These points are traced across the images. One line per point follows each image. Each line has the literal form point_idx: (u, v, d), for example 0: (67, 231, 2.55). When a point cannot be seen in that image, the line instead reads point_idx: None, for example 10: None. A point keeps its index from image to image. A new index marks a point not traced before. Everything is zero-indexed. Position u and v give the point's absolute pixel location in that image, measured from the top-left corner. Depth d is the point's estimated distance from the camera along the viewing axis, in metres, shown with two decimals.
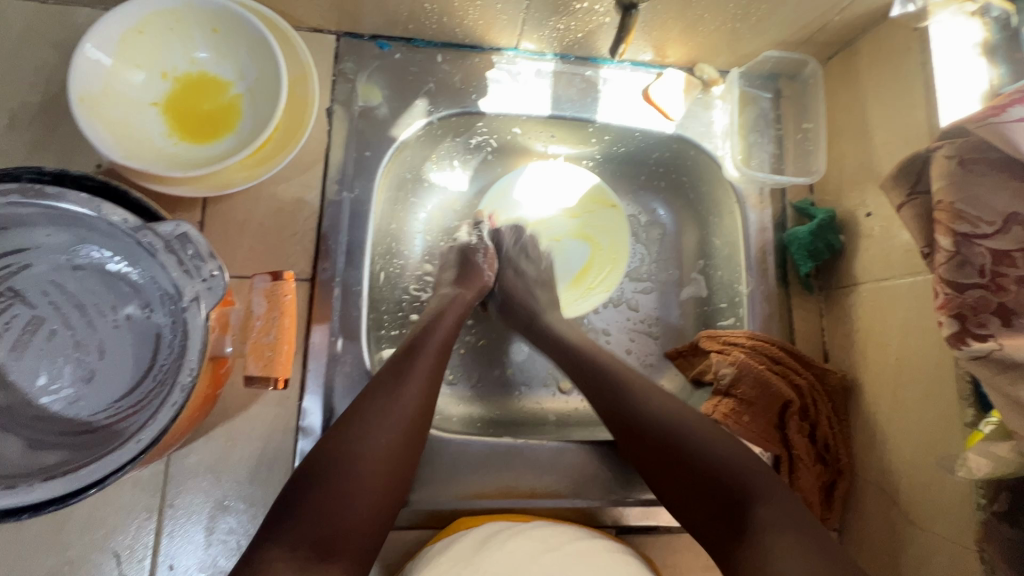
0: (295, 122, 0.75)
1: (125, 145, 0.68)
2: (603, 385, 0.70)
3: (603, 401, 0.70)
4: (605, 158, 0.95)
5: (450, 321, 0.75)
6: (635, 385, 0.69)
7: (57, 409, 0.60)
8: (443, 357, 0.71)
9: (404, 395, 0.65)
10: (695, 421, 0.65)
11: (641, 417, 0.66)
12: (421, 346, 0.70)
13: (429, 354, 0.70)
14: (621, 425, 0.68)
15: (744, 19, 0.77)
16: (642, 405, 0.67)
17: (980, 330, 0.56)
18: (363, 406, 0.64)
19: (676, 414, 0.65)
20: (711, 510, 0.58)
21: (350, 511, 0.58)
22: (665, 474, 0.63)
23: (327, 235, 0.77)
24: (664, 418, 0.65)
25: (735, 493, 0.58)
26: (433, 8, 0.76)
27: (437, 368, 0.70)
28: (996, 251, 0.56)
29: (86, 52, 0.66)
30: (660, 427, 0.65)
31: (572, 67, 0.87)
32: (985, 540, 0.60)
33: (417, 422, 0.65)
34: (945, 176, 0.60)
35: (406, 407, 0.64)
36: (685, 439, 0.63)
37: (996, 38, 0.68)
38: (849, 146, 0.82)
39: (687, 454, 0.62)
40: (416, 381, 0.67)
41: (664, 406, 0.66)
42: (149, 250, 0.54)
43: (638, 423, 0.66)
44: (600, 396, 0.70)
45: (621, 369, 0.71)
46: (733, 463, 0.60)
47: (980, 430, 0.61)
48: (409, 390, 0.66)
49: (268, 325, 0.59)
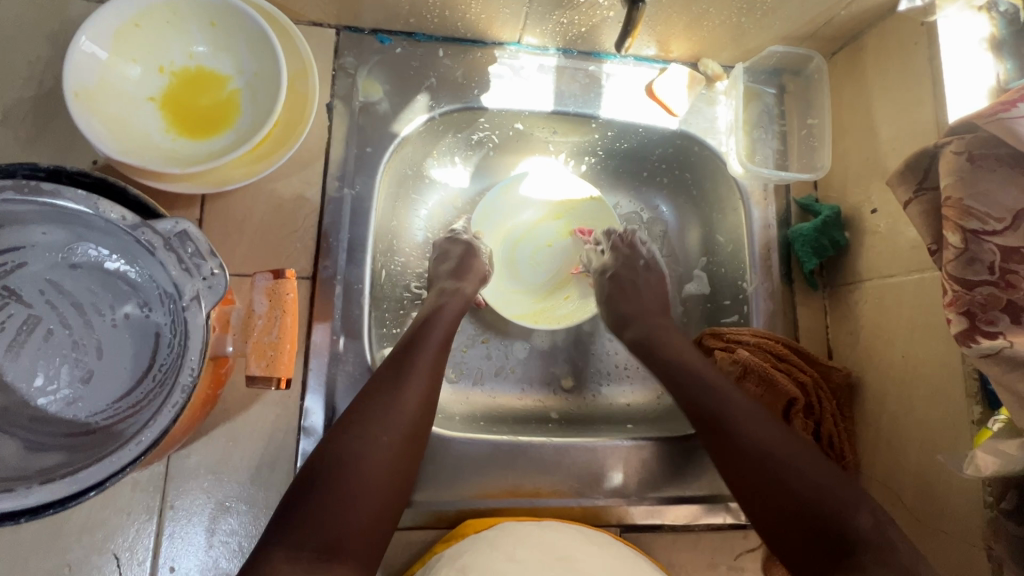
0: (295, 118, 0.74)
1: (121, 140, 0.67)
2: (709, 411, 0.67)
3: (706, 426, 0.67)
4: (607, 154, 0.94)
5: (454, 319, 0.74)
6: (743, 413, 0.66)
7: (54, 410, 0.59)
8: (444, 352, 0.71)
9: (407, 392, 0.64)
10: (811, 457, 0.61)
11: (738, 442, 0.64)
12: (420, 342, 0.70)
13: (430, 350, 0.69)
14: (725, 450, 0.65)
15: (750, 13, 0.76)
16: (750, 435, 0.63)
17: (989, 327, 0.56)
18: (364, 404, 0.63)
19: (790, 449, 0.62)
20: (823, 554, 0.55)
21: (356, 510, 0.57)
22: (768, 508, 0.60)
23: (328, 233, 0.76)
24: (773, 451, 0.62)
25: (850, 538, 0.54)
26: (434, 2, 0.75)
27: (438, 364, 0.69)
28: (1006, 248, 0.55)
29: (81, 46, 0.65)
30: (772, 459, 0.61)
31: (575, 61, 0.86)
32: (993, 538, 0.60)
33: (419, 418, 0.65)
34: (953, 172, 0.59)
35: (408, 403, 0.64)
36: (800, 476, 0.59)
37: (1003, 32, 0.68)
38: (854, 142, 0.82)
39: (798, 491, 0.58)
40: (417, 377, 0.66)
41: (761, 434, 0.63)
42: (148, 247, 0.53)
43: (748, 453, 0.62)
44: (703, 420, 0.67)
45: (727, 395, 0.68)
46: (844, 504, 0.56)
47: (988, 428, 0.60)
48: (412, 387, 0.65)
49: (270, 324, 0.58)
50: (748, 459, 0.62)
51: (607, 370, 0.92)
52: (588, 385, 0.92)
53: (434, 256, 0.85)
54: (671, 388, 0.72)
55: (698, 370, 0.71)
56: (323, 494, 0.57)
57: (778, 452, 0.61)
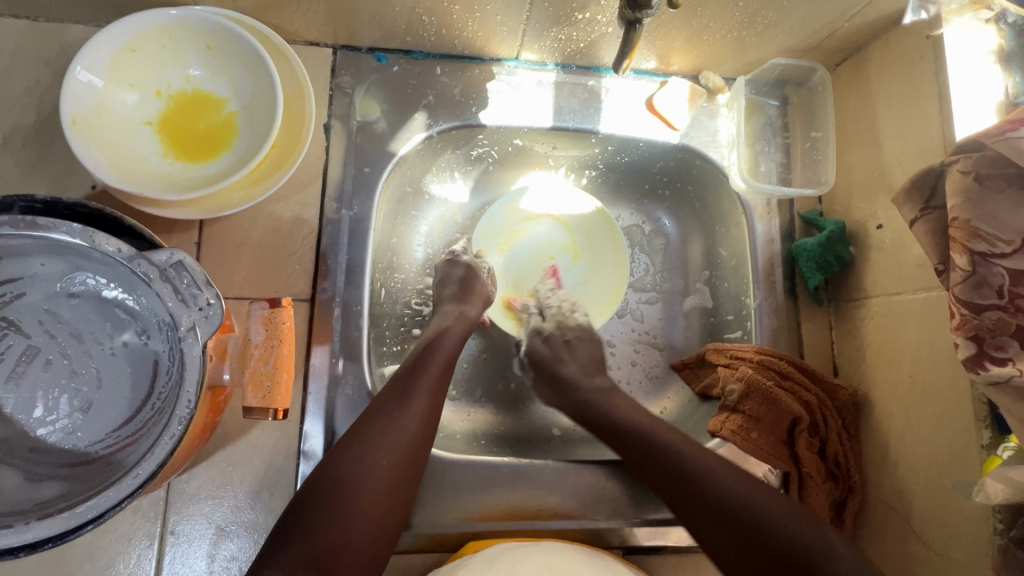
0: (291, 139, 0.74)
1: (119, 167, 0.67)
2: (633, 435, 0.69)
3: (636, 454, 0.68)
4: (608, 167, 0.93)
5: (456, 340, 0.74)
6: (661, 435, 0.68)
7: (54, 440, 0.59)
8: (447, 374, 0.71)
9: (407, 417, 0.64)
10: (728, 470, 0.63)
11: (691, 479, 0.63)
12: (422, 365, 0.69)
13: (431, 374, 0.69)
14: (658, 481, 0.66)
15: (751, 27, 0.75)
16: (702, 470, 0.63)
17: (998, 353, 0.54)
18: (364, 428, 0.63)
19: (739, 479, 0.62)
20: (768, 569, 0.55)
21: (351, 537, 0.56)
22: (706, 525, 0.60)
23: (326, 254, 0.75)
24: (692, 464, 0.64)
25: (795, 553, 0.55)
26: (431, 20, 0.74)
27: (440, 388, 0.69)
28: (1015, 271, 0.54)
29: (77, 74, 0.65)
30: (714, 485, 0.61)
31: (573, 76, 0.85)
32: (1002, 566, 0.59)
33: (420, 444, 0.64)
34: (960, 192, 0.58)
35: (409, 428, 0.64)
36: (749, 504, 0.59)
37: (1011, 44, 0.66)
38: (859, 155, 0.80)
39: (722, 501, 0.60)
40: (419, 401, 0.66)
41: (714, 472, 0.63)
42: (144, 279, 0.53)
43: (695, 484, 0.62)
44: (628, 444, 0.69)
45: (639, 424, 0.70)
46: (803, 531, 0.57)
47: (998, 455, 0.60)
48: (414, 412, 0.64)
49: (266, 353, 0.58)
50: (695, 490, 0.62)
51: None
52: None
53: (437, 278, 0.84)
54: (593, 418, 0.74)
55: (613, 401, 0.74)
56: (319, 520, 0.56)
57: (697, 464, 0.64)
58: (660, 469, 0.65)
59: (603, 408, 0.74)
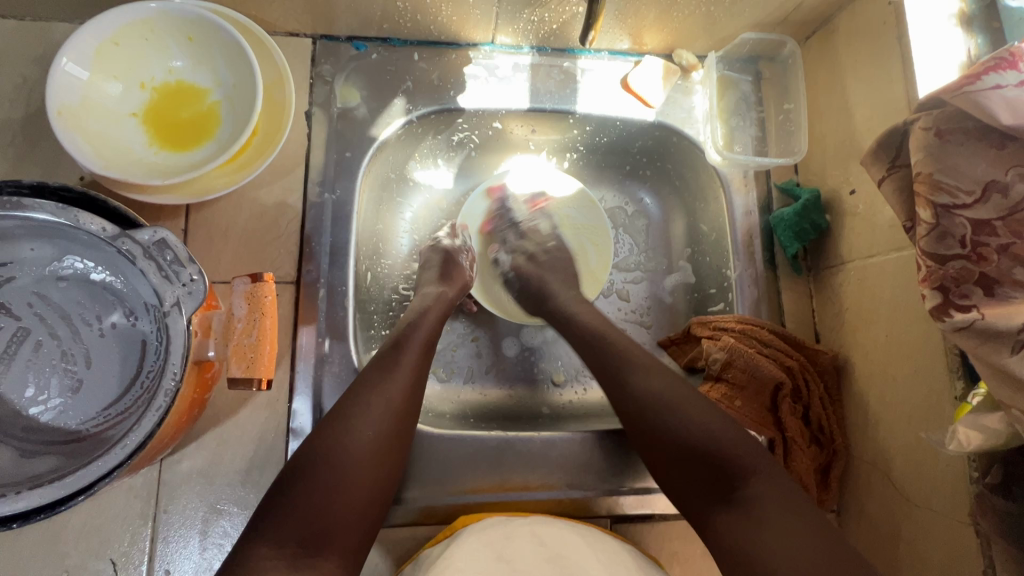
0: (274, 125, 0.76)
1: (105, 156, 0.69)
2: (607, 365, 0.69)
3: (605, 379, 0.69)
4: (588, 149, 0.95)
5: (434, 316, 0.75)
6: (638, 363, 0.67)
7: (46, 419, 0.60)
8: (429, 350, 0.72)
9: (391, 391, 0.65)
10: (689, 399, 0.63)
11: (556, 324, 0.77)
12: (406, 340, 0.70)
13: (414, 349, 0.70)
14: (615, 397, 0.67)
15: (718, 2, 0.77)
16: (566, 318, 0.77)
17: (963, 301, 0.55)
18: (348, 402, 0.64)
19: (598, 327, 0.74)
20: (722, 508, 0.56)
21: (339, 506, 0.58)
22: (661, 450, 0.62)
23: (311, 237, 0.77)
24: (656, 393, 0.64)
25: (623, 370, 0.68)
26: (405, 6, 0.76)
27: (423, 361, 0.70)
28: (976, 221, 0.55)
29: (63, 66, 0.67)
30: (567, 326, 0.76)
31: (549, 59, 0.87)
32: (978, 514, 0.59)
33: (405, 417, 0.65)
34: (922, 148, 0.59)
35: (395, 401, 0.65)
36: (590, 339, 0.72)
37: (972, 8, 0.68)
38: (831, 124, 0.82)
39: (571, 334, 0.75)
40: (402, 376, 0.67)
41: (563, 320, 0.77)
42: (128, 256, 0.55)
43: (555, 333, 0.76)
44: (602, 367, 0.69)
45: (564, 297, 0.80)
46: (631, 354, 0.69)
47: (968, 403, 0.60)
48: (397, 386, 0.66)
49: (249, 327, 0.60)
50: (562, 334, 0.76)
51: None
52: (577, 380, 0.92)
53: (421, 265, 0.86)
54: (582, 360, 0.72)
55: (605, 344, 0.71)
56: (309, 489, 0.57)
57: (661, 394, 0.64)
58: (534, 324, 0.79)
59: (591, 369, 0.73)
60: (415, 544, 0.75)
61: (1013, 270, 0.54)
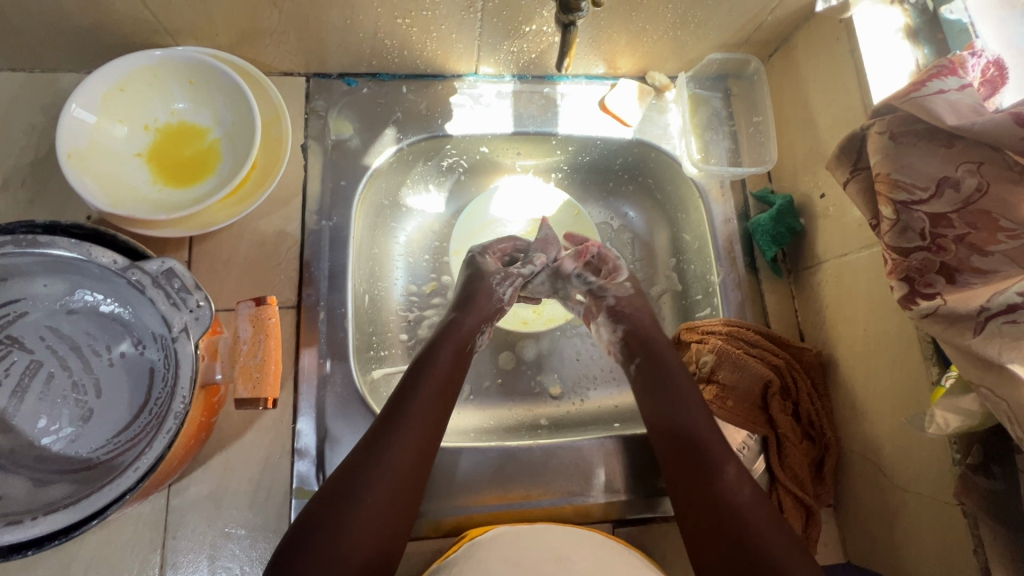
0: (271, 159, 0.80)
1: (112, 194, 0.72)
2: (689, 436, 0.69)
3: (678, 448, 0.69)
4: (572, 168, 1.01)
5: (463, 333, 0.77)
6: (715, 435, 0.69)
7: (57, 448, 0.62)
8: (445, 399, 0.70)
9: (402, 443, 0.64)
10: (773, 521, 0.63)
11: (656, 358, 0.77)
12: (433, 358, 0.73)
13: (441, 367, 0.72)
14: (688, 488, 0.67)
15: (684, 26, 0.82)
16: (667, 356, 0.77)
17: (928, 289, 0.59)
18: (360, 455, 0.64)
19: (686, 378, 0.74)
20: None
21: (350, 557, 0.58)
22: (711, 543, 0.63)
23: (310, 262, 0.80)
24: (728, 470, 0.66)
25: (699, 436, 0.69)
26: (392, 43, 0.81)
27: (451, 378, 0.72)
28: (934, 215, 0.59)
29: (72, 112, 0.71)
30: (662, 366, 0.76)
31: (530, 85, 0.92)
32: (964, 495, 0.60)
33: (416, 468, 0.65)
34: (879, 151, 0.63)
35: (409, 446, 0.65)
36: (677, 391, 0.73)
37: (917, 22, 0.73)
38: (797, 134, 0.87)
39: (663, 376, 0.75)
40: (415, 420, 0.66)
41: (666, 357, 0.77)
42: (138, 286, 0.58)
43: (653, 368, 0.76)
44: (687, 459, 0.68)
45: (660, 338, 0.79)
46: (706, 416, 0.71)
47: (941, 385, 0.63)
48: (408, 436, 0.65)
49: (254, 348, 0.63)
50: (655, 374, 0.75)
51: (592, 375, 0.96)
52: (574, 391, 0.95)
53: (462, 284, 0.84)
54: (662, 411, 0.72)
55: (692, 402, 0.72)
56: (322, 542, 0.57)
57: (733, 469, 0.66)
58: (642, 355, 0.78)
59: (667, 363, 0.76)
60: (422, 559, 0.76)
61: (971, 258, 0.57)
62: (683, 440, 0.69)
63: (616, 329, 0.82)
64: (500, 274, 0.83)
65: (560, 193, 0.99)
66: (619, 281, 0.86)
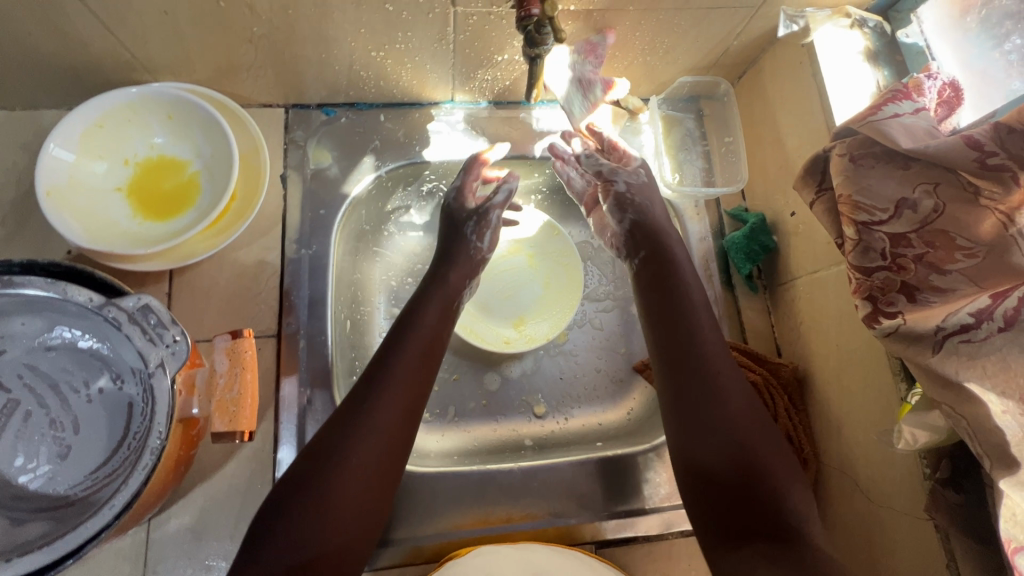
0: (251, 190, 0.81)
1: (91, 230, 0.73)
2: (744, 448, 0.58)
3: (731, 461, 0.58)
4: (551, 190, 1.03)
5: (436, 304, 0.76)
6: (770, 447, 0.59)
7: (35, 486, 0.62)
8: (428, 362, 0.70)
9: (390, 398, 0.64)
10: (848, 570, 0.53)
11: (694, 348, 0.66)
12: (409, 332, 0.71)
13: (418, 338, 0.71)
14: (744, 517, 0.55)
15: (653, 53, 0.84)
16: (706, 348, 0.66)
17: (890, 308, 0.61)
18: (340, 419, 0.62)
19: (733, 377, 0.64)
20: None
21: (342, 512, 0.57)
22: None
23: (290, 291, 0.81)
24: (793, 494, 0.56)
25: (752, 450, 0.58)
26: (368, 75, 0.83)
27: (429, 349, 0.71)
28: (894, 235, 0.61)
29: (51, 151, 0.72)
30: (701, 361, 0.65)
31: (505, 111, 0.94)
32: (933, 509, 0.61)
33: (405, 424, 0.64)
34: (840, 172, 0.65)
35: (391, 414, 0.63)
36: (722, 394, 0.62)
37: (877, 44, 0.77)
38: (767, 154, 0.89)
39: (706, 373, 0.64)
40: (394, 389, 0.65)
41: (708, 351, 0.66)
42: (114, 323, 0.59)
43: (692, 363, 0.65)
44: (741, 476, 0.57)
45: (698, 325, 0.69)
46: (756, 422, 0.61)
47: (908, 403, 0.64)
48: (395, 392, 0.64)
49: (231, 381, 0.64)
50: (696, 370, 0.64)
51: (575, 394, 0.96)
52: (557, 410, 0.95)
53: (448, 232, 0.86)
54: (707, 415, 0.61)
55: (739, 407, 0.61)
56: (310, 498, 0.56)
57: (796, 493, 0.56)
58: (673, 346, 0.68)
59: (706, 356, 0.66)
60: None
61: (930, 278, 0.58)
62: (737, 454, 0.58)
63: (622, 218, 0.83)
64: (474, 220, 0.86)
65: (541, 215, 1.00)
66: (633, 168, 0.85)
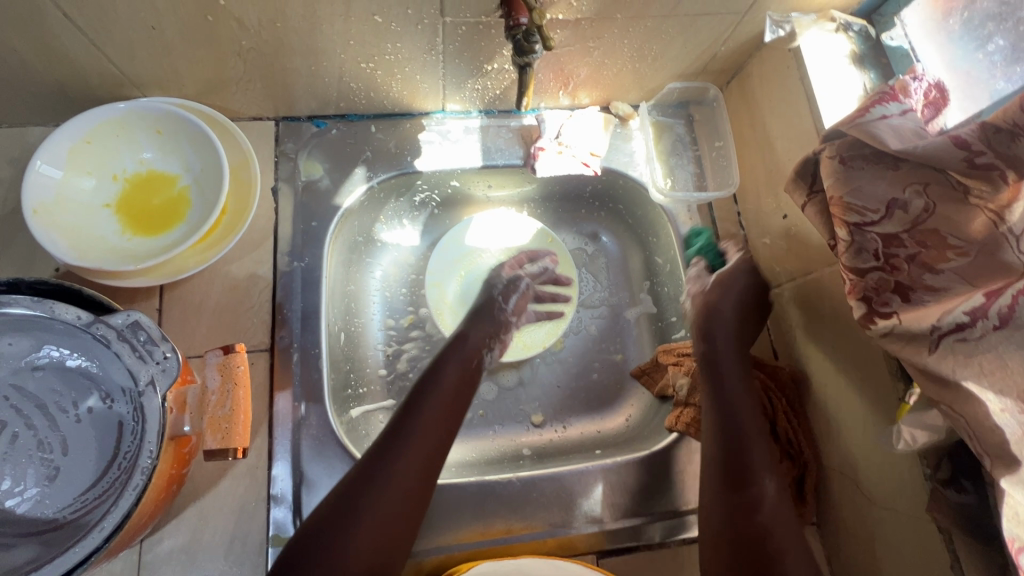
0: (242, 205, 0.80)
1: (79, 247, 0.72)
2: (734, 427, 0.73)
3: (721, 436, 0.73)
4: (543, 198, 1.03)
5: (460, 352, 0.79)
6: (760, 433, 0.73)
7: (22, 510, 0.61)
8: (452, 412, 0.73)
9: (406, 457, 0.66)
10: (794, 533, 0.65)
11: (716, 350, 0.81)
12: (431, 386, 0.74)
13: (444, 390, 0.74)
14: (714, 477, 0.72)
15: (641, 60, 0.85)
16: (727, 349, 0.81)
17: (885, 308, 0.61)
18: (362, 472, 0.65)
19: (745, 376, 0.78)
20: None
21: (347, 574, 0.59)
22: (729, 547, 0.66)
23: (282, 304, 0.80)
24: (762, 467, 0.70)
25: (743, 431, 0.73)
26: (358, 86, 0.83)
27: (454, 401, 0.74)
28: (885, 235, 0.61)
29: (39, 168, 0.72)
30: (719, 360, 0.80)
31: (497, 119, 0.94)
32: (935, 509, 0.61)
33: (423, 477, 0.67)
34: (831, 174, 0.65)
35: (410, 468, 0.66)
36: (727, 386, 0.77)
37: (862, 47, 0.78)
38: (756, 158, 0.90)
39: (716, 368, 0.79)
40: (415, 443, 0.68)
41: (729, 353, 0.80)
42: (102, 341, 0.58)
43: (710, 362, 0.81)
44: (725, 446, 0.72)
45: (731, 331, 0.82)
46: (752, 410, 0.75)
47: (906, 402, 0.64)
48: (410, 455, 0.67)
49: (223, 398, 0.63)
50: (711, 368, 0.80)
51: (573, 402, 0.96)
52: (555, 418, 0.94)
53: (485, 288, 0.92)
54: (710, 402, 0.77)
55: (742, 400, 0.76)
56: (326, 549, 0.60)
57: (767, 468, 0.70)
58: (704, 349, 0.82)
59: (722, 356, 0.80)
60: None
61: (923, 277, 0.58)
62: (727, 431, 0.73)
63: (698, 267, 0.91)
64: (503, 286, 0.91)
65: (535, 222, 1.00)
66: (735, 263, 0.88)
